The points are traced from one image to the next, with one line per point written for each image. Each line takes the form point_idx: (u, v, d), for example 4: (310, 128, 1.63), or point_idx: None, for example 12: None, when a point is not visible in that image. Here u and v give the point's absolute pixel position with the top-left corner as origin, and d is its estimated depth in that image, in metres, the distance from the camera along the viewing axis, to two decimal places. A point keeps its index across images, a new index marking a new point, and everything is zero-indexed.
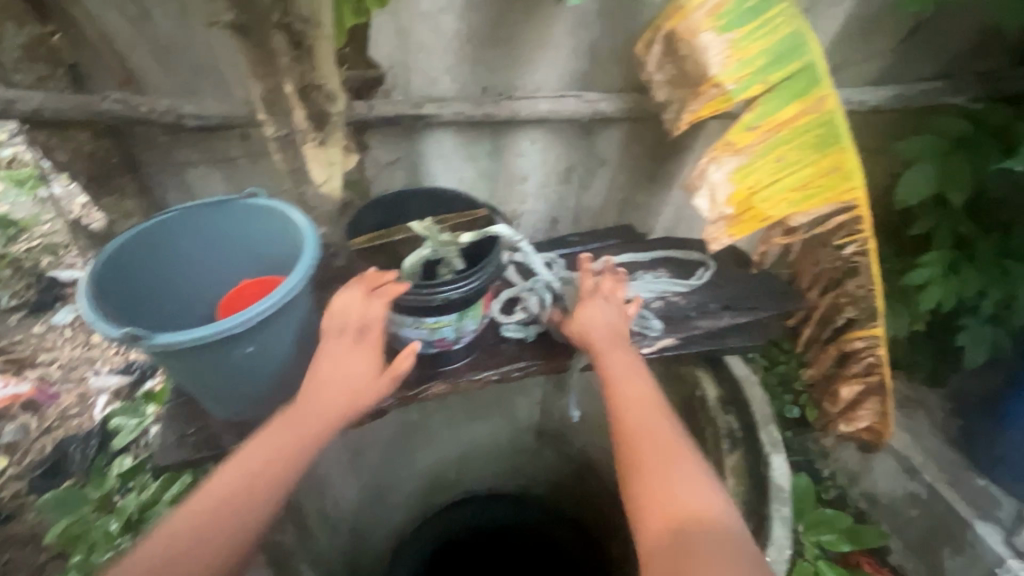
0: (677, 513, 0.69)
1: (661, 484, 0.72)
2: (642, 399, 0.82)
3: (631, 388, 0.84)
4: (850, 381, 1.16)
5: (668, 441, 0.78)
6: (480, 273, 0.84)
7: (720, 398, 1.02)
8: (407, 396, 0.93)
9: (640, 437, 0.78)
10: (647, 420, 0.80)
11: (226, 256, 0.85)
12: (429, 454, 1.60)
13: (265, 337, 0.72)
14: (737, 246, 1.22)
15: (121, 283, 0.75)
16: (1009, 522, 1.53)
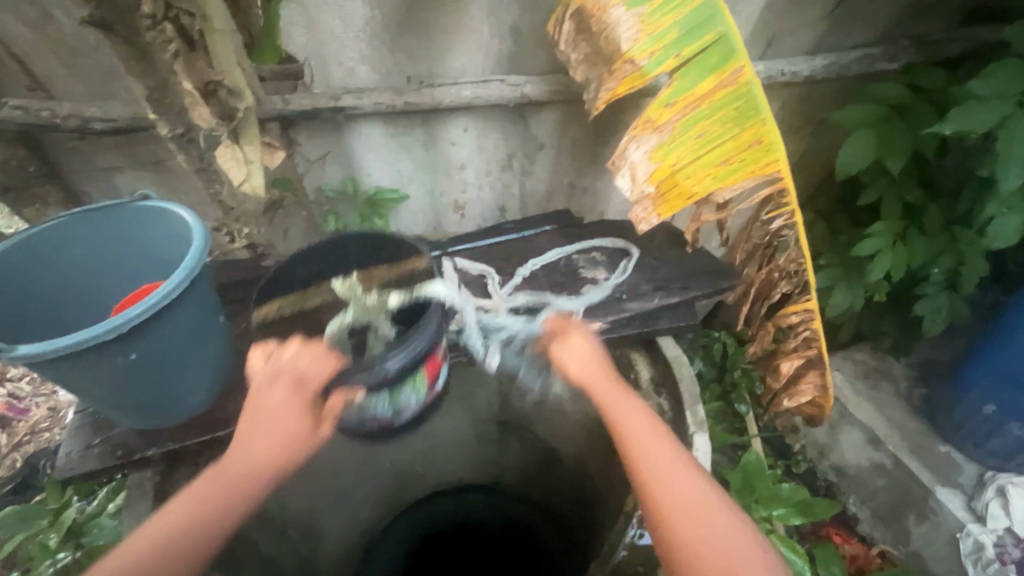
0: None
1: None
2: (679, 493, 0.66)
3: (666, 480, 0.67)
4: (790, 356, 1.15)
5: (708, 509, 0.65)
6: (422, 337, 0.78)
7: (652, 379, 1.02)
8: None
9: (692, 552, 0.62)
10: (696, 522, 0.64)
11: (124, 258, 0.86)
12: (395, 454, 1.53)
13: (150, 342, 0.70)
14: (673, 226, 1.21)
15: (11, 286, 0.78)
16: (970, 487, 1.53)
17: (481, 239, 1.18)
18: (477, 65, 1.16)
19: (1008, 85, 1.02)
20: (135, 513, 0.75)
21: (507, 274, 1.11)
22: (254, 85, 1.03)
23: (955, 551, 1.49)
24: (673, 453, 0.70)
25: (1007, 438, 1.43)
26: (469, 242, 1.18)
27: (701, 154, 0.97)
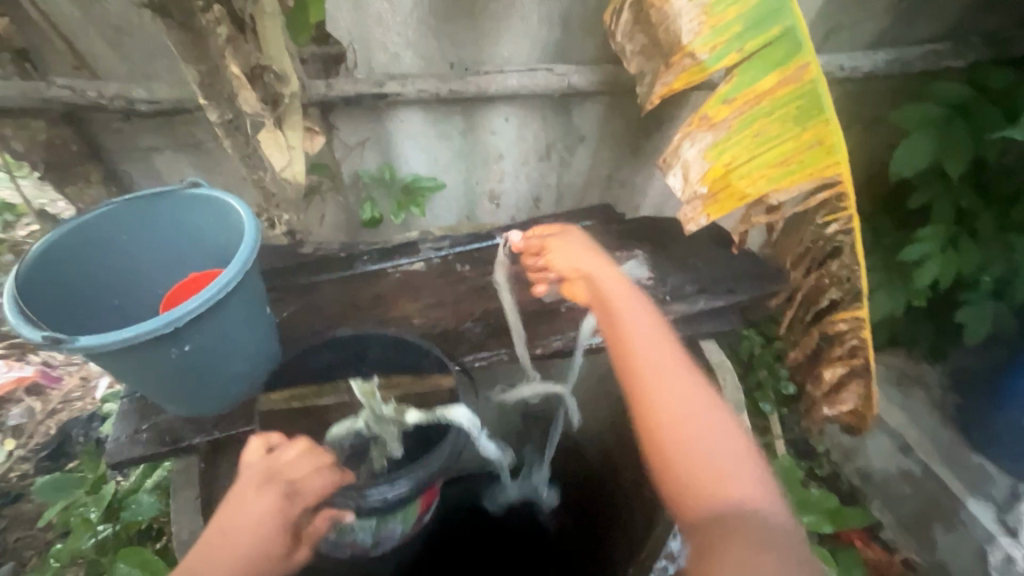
0: (704, 483, 0.63)
1: (681, 441, 0.67)
2: (651, 351, 0.75)
3: (640, 342, 0.76)
4: (833, 363, 1.11)
5: (679, 389, 0.71)
6: (422, 469, 0.79)
7: None
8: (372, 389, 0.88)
9: (650, 395, 0.71)
10: (659, 375, 0.73)
11: (179, 241, 0.87)
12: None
13: (204, 334, 0.70)
14: (718, 225, 1.17)
15: (77, 272, 0.80)
16: (1002, 499, 1.46)
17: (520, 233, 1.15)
18: (524, 52, 1.13)
19: None
20: (187, 498, 0.77)
21: None
22: (299, 71, 1.01)
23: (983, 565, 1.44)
24: (650, 322, 0.79)
25: None
26: (510, 235, 1.15)
27: (757, 156, 0.94)
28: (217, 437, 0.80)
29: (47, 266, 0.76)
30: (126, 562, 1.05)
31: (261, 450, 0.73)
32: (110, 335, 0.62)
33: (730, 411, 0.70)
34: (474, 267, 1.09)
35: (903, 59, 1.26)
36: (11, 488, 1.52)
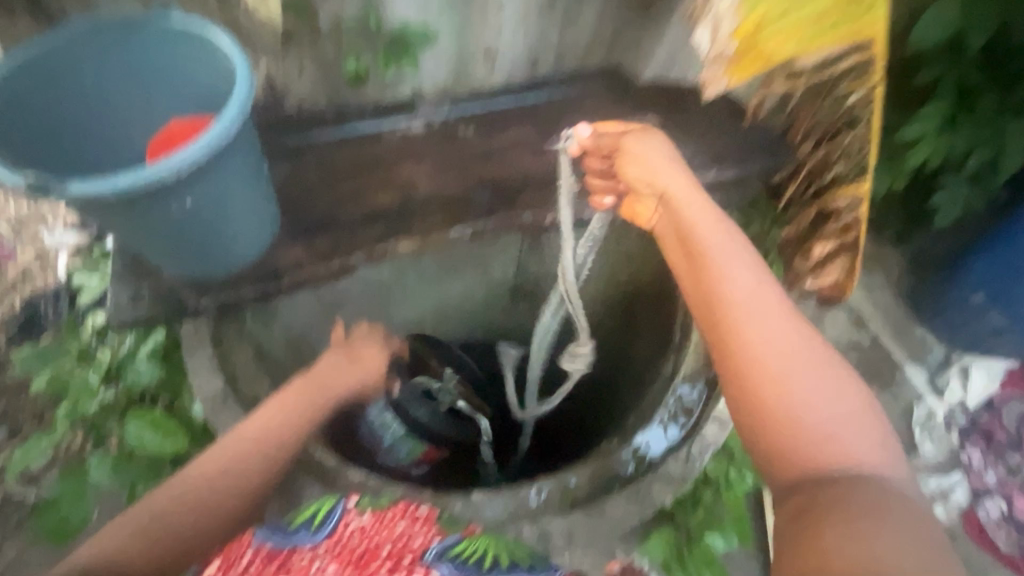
0: (796, 440, 0.64)
1: (780, 395, 0.66)
2: (751, 299, 0.74)
3: (736, 285, 0.75)
4: (823, 239, 1.14)
5: (783, 346, 0.70)
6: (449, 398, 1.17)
7: None
8: (374, 252, 0.84)
9: (745, 342, 0.71)
10: (759, 326, 0.71)
11: (151, 86, 0.85)
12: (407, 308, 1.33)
13: (203, 188, 0.65)
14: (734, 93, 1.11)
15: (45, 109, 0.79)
16: (935, 364, 1.59)
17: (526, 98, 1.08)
18: None
19: None
20: (201, 356, 0.77)
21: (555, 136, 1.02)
22: None
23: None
24: (754, 272, 0.76)
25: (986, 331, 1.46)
26: (515, 96, 1.06)
27: (792, 12, 0.84)
28: (224, 299, 0.78)
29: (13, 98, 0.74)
30: (135, 423, 1.08)
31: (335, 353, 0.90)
32: (101, 183, 0.57)
33: (840, 373, 0.68)
34: (476, 133, 1.02)
35: None
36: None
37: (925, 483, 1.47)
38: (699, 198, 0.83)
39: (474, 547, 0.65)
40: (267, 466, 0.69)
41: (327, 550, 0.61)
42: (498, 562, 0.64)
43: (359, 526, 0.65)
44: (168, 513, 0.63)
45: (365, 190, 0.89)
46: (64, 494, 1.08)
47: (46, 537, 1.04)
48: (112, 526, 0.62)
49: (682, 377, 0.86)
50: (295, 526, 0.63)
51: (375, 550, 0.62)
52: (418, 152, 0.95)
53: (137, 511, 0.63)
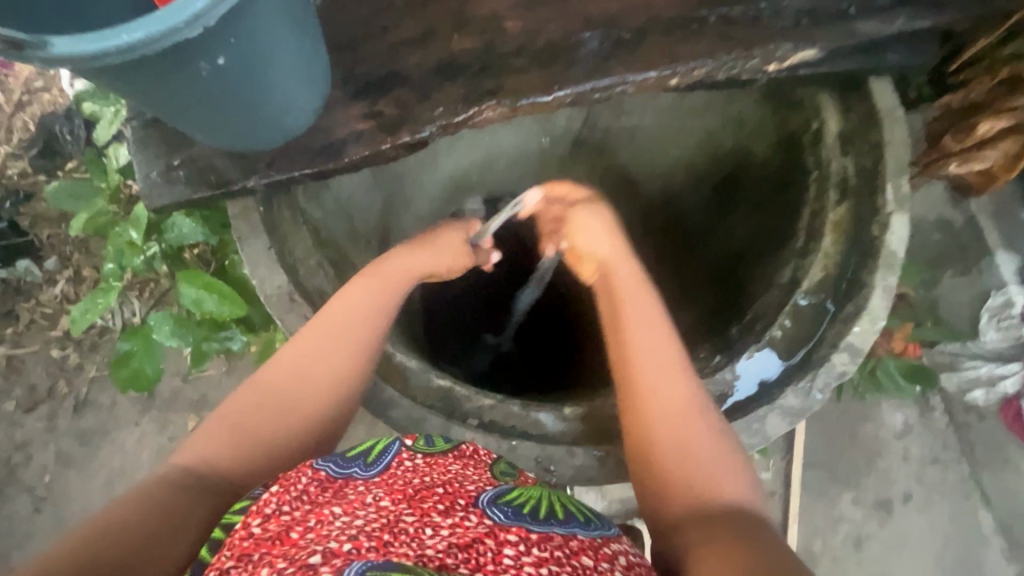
0: (690, 505, 0.56)
1: (673, 481, 0.58)
2: (658, 368, 0.65)
3: (643, 353, 0.66)
4: (1001, 116, 0.91)
5: (682, 405, 0.62)
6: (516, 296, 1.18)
7: (842, 135, 0.79)
8: (452, 123, 0.65)
9: (646, 418, 0.62)
10: (659, 387, 0.63)
11: None
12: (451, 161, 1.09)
13: (235, 36, 0.47)
14: None
15: None
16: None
17: None
18: None
19: None
20: (257, 246, 0.66)
21: None
22: None
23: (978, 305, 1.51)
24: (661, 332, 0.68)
25: None
26: None
27: None
28: (277, 180, 0.63)
29: None
30: (188, 285, 1.03)
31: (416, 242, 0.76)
32: (94, 37, 0.40)
33: (724, 437, 0.61)
34: None
35: None
36: (16, 188, 1.46)
37: (973, 369, 1.49)
38: (624, 267, 0.76)
39: (532, 494, 0.57)
40: (358, 356, 0.62)
41: (380, 483, 0.55)
42: (556, 511, 0.56)
43: (414, 467, 0.58)
44: (255, 417, 0.58)
45: (438, 30, 0.67)
46: (133, 349, 1.07)
47: (124, 388, 1.06)
48: (199, 436, 0.57)
49: (806, 290, 0.75)
50: (350, 458, 0.58)
51: (430, 489, 0.55)
52: None
53: (222, 416, 0.58)
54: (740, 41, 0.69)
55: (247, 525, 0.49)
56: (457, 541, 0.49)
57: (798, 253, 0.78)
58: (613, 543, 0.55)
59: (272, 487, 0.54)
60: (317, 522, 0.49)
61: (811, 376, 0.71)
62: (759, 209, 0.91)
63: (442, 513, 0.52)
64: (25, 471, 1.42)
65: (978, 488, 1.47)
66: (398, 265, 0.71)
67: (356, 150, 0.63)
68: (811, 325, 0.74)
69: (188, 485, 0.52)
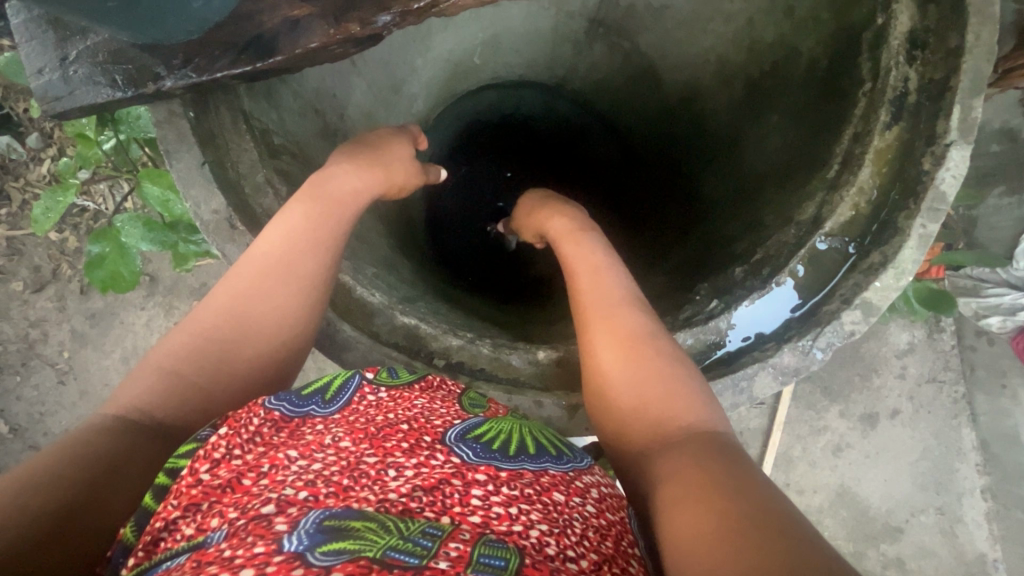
0: (651, 431, 0.52)
1: (628, 413, 0.54)
2: (606, 307, 0.61)
3: (594, 296, 0.63)
4: None
5: (634, 338, 0.58)
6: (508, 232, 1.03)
7: (908, 35, 0.63)
8: (411, 10, 0.50)
9: (599, 353, 0.58)
10: (609, 323, 0.59)
11: None
12: (448, 39, 0.91)
13: None
14: None
15: None
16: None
17: None
18: None
19: None
20: (189, 161, 0.57)
21: None
22: None
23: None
24: (616, 279, 0.65)
25: None
26: None
27: None
28: (195, 81, 0.52)
29: None
30: (152, 183, 0.96)
31: (362, 146, 0.69)
32: None
33: (684, 367, 0.56)
34: None
35: None
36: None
37: (994, 297, 1.40)
38: (573, 234, 0.75)
39: (499, 428, 0.52)
40: (302, 293, 0.56)
41: (340, 421, 0.49)
42: (527, 446, 0.51)
43: (376, 403, 0.51)
44: (190, 357, 0.51)
45: None
46: (105, 251, 1.02)
47: (104, 291, 1.03)
48: (132, 383, 0.50)
49: (830, 233, 0.66)
50: (306, 396, 0.51)
51: (394, 425, 0.48)
52: None
53: (157, 360, 0.52)
54: None
55: (195, 471, 0.42)
56: (421, 483, 0.43)
57: (829, 184, 0.66)
58: (585, 476, 0.50)
59: (222, 429, 0.47)
60: (272, 466, 0.43)
61: (814, 334, 0.64)
62: (794, 124, 0.73)
63: (407, 453, 0.46)
64: (45, 347, 1.42)
65: (968, 409, 1.44)
66: (337, 176, 0.63)
67: (290, 45, 0.51)
68: (830, 272, 0.66)
69: (126, 431, 0.46)
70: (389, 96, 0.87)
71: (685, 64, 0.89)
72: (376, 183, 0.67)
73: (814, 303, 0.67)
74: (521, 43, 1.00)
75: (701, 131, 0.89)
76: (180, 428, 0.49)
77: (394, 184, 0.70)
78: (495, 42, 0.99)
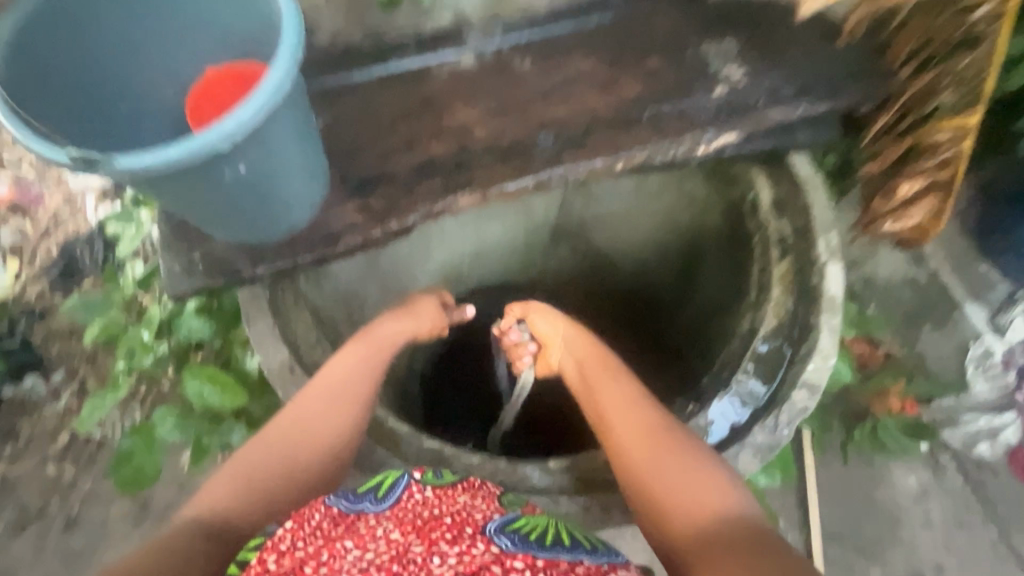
0: (687, 522, 0.59)
1: (667, 509, 0.61)
2: (625, 410, 0.70)
3: (610, 401, 0.72)
4: (911, 178, 1.02)
5: (656, 436, 0.67)
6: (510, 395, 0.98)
7: (775, 201, 0.90)
8: (431, 211, 0.76)
9: (629, 455, 0.66)
10: (633, 425, 0.68)
11: (181, 32, 0.69)
12: (443, 252, 1.17)
13: (257, 147, 0.57)
14: (828, 10, 0.94)
15: (69, 88, 0.65)
16: (997, 302, 1.43)
17: (586, 17, 0.91)
18: None
19: None
20: (261, 326, 0.75)
21: (622, 67, 0.88)
22: None
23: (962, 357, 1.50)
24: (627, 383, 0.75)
25: None
26: (574, 18, 0.91)
27: None
28: (280, 266, 0.73)
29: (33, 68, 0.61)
30: (194, 377, 1.10)
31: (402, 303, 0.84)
32: (151, 156, 0.50)
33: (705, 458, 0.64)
34: (534, 67, 0.86)
35: None
36: (31, 307, 1.48)
37: (974, 422, 1.46)
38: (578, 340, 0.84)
39: (536, 522, 0.57)
40: (354, 419, 0.68)
41: (391, 516, 0.55)
42: (562, 539, 0.56)
43: (423, 499, 0.57)
44: (262, 470, 0.60)
45: (418, 140, 0.80)
46: (135, 446, 1.10)
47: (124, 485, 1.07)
48: (209, 488, 0.58)
49: (764, 336, 0.82)
50: (361, 494, 0.58)
51: (439, 518, 0.55)
52: (471, 92, 0.84)
53: (232, 468, 0.60)
54: (663, 133, 0.83)
55: (263, 561, 0.49)
56: (463, 569, 0.49)
57: (753, 305, 0.86)
58: (621, 570, 0.54)
59: (286, 524, 0.54)
60: (330, 556, 0.49)
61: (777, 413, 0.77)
62: (723, 272, 0.99)
63: (450, 542, 0.52)
64: None
65: (1014, 554, 1.45)
66: (386, 326, 0.78)
67: (348, 238, 0.74)
68: (774, 369, 0.80)
69: (206, 535, 0.53)
70: (404, 284, 1.11)
71: (634, 244, 1.19)
72: (412, 330, 0.81)
73: (781, 386, 0.79)
74: (497, 254, 1.27)
75: (661, 298, 1.19)
76: (243, 529, 0.56)
77: (425, 330, 0.83)
78: (478, 256, 1.25)
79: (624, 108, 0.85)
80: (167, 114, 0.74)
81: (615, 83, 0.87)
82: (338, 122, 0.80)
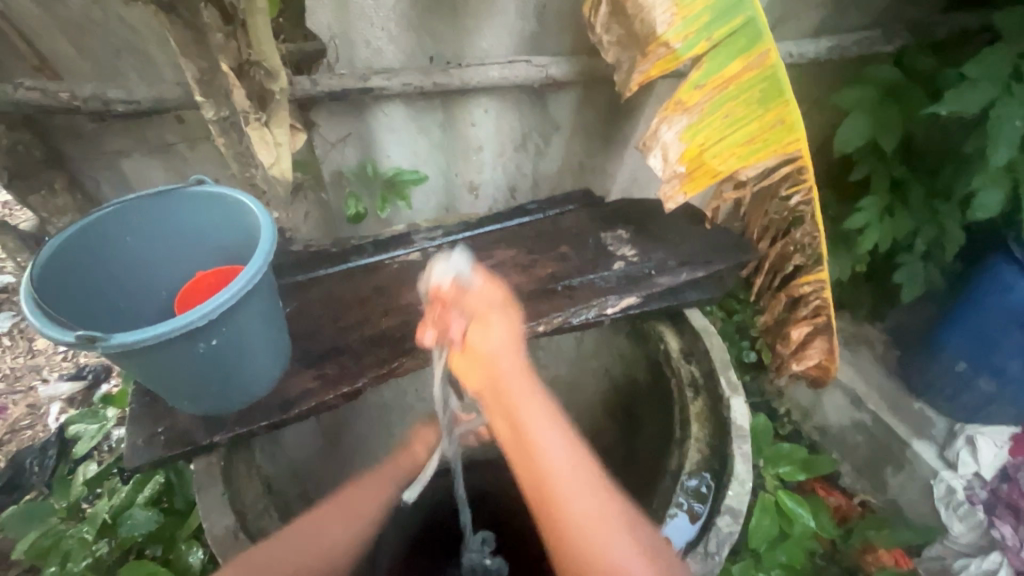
0: None
1: None
2: (579, 488, 0.67)
3: (573, 489, 0.66)
4: (797, 325, 1.22)
5: (600, 518, 0.66)
6: None
7: (682, 349, 1.06)
8: (379, 375, 0.89)
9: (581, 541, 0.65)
10: (584, 515, 0.66)
11: (178, 245, 0.88)
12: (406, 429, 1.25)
13: (231, 325, 0.71)
14: (692, 204, 1.24)
15: (79, 289, 0.80)
16: (941, 437, 1.40)
17: (507, 219, 1.17)
18: (502, 46, 1.17)
19: (1001, 65, 1.00)
20: (211, 494, 0.80)
21: (538, 255, 1.10)
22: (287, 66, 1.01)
23: (929, 497, 1.39)
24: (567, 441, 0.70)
25: (974, 395, 1.32)
26: (498, 221, 1.17)
27: (726, 137, 0.98)
28: (237, 433, 0.81)
29: (53, 274, 0.76)
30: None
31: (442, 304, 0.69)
32: (142, 332, 0.63)
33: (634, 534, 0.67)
34: (468, 257, 1.08)
35: (868, 39, 1.31)
36: None
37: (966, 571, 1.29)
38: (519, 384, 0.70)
39: None
40: (352, 522, 0.87)
41: None
42: None
43: None
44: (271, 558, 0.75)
45: (372, 317, 0.96)
46: None
47: None
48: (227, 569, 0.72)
49: (688, 469, 0.90)
50: None
51: None
52: (416, 278, 1.03)
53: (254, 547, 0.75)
54: (575, 300, 1.02)
55: None
56: None
57: (678, 441, 0.96)
58: None
59: None
60: None
61: (705, 541, 0.83)
62: (653, 421, 1.08)
63: None
64: None
65: None
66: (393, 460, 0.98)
67: (305, 402, 0.84)
68: (700, 500, 0.87)
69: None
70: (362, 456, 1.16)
71: (583, 404, 1.30)
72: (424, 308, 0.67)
73: (711, 515, 0.86)
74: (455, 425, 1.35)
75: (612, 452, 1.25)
76: None
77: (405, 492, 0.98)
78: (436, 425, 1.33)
79: (542, 283, 1.05)
80: (158, 307, 0.89)
81: (533, 266, 1.08)
82: (304, 308, 0.96)
